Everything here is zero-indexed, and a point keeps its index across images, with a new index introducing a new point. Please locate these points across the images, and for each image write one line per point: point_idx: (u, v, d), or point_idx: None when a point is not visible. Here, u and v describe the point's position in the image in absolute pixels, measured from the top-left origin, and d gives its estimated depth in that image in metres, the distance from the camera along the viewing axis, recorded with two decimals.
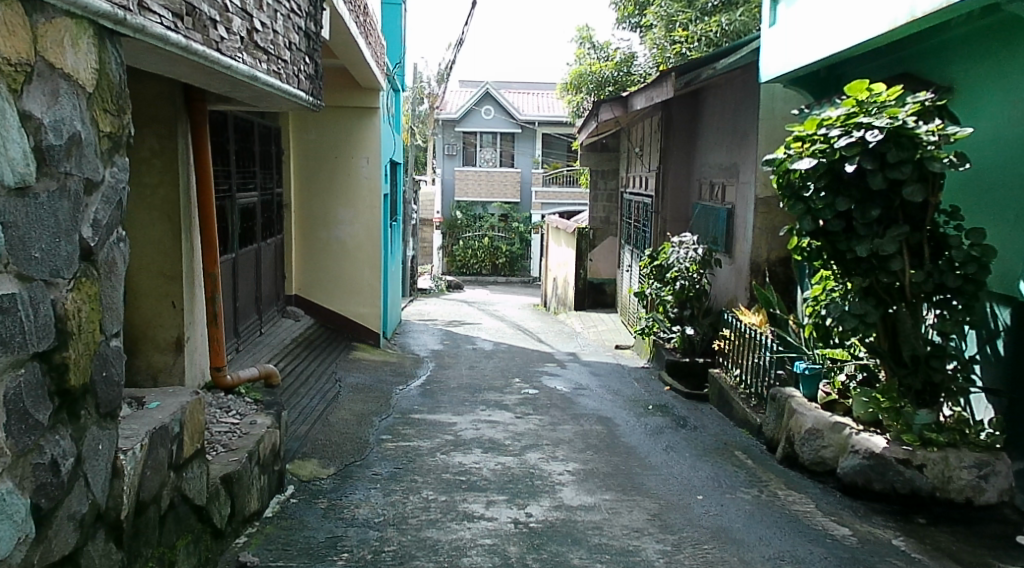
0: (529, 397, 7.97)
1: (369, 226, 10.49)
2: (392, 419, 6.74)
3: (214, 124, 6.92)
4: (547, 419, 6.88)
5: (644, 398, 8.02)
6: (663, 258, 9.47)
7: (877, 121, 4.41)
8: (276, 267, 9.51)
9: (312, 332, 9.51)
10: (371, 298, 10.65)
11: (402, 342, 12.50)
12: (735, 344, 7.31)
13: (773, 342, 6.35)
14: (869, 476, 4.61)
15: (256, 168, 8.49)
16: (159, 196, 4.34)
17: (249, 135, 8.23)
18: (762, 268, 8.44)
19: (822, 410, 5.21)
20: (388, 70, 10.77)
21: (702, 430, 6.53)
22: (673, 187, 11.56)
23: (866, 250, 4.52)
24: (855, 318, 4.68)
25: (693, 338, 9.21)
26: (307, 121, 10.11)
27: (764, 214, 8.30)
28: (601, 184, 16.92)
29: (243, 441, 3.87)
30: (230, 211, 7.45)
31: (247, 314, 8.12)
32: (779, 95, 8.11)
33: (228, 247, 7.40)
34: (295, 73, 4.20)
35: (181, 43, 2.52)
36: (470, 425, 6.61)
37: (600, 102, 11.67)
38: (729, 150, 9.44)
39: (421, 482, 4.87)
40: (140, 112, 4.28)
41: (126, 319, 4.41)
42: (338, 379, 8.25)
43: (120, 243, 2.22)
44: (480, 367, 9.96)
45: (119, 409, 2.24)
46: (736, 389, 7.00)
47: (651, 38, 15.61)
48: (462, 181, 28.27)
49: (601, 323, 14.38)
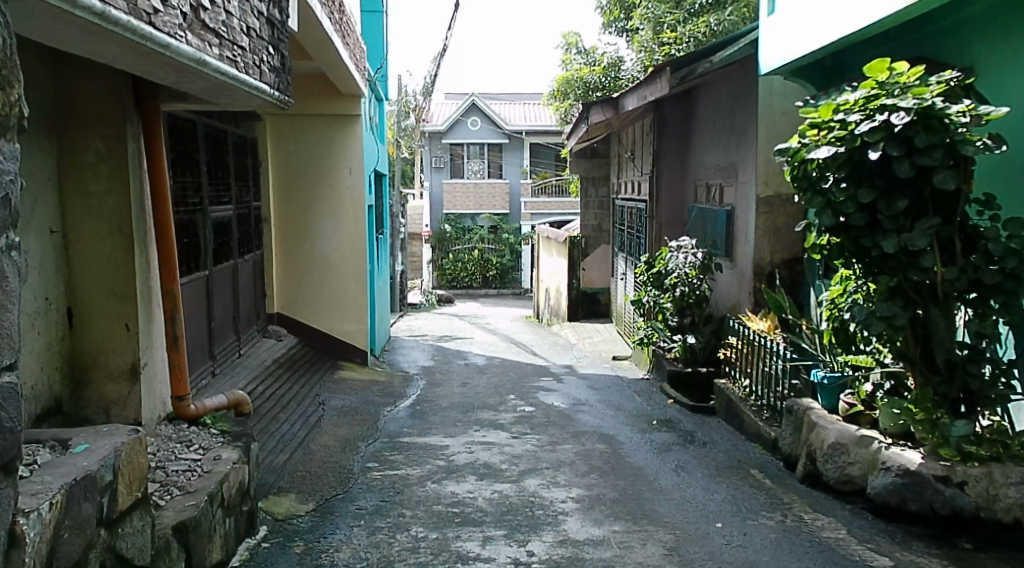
0: (526, 414, 7.51)
1: (353, 238, 10.04)
2: (379, 444, 6.26)
3: (180, 132, 6.45)
4: (545, 439, 6.42)
5: (647, 412, 7.58)
6: (661, 264, 9.06)
7: (902, 101, 4.04)
8: (255, 285, 9.04)
9: (295, 352, 9.02)
10: (357, 314, 10.16)
11: (391, 360, 12.03)
12: (743, 352, 6.89)
13: (786, 350, 5.92)
14: (904, 496, 4.16)
15: (231, 180, 8.03)
16: (108, 206, 3.91)
17: (222, 145, 7.78)
18: (766, 271, 8.03)
19: (845, 423, 4.79)
20: (369, 76, 10.34)
21: (713, 447, 6.08)
22: (668, 191, 11.16)
23: (893, 246, 4.10)
24: (882, 322, 4.25)
25: (695, 348, 8.79)
26: (286, 131, 9.66)
27: (766, 215, 7.90)
28: (592, 191, 16.53)
29: (203, 482, 3.40)
30: (202, 225, 7.00)
31: (225, 334, 7.66)
32: (778, 89, 7.77)
33: (201, 264, 6.94)
34: (256, 62, 3.78)
35: (95, 8, 2.09)
36: (464, 448, 6.14)
37: (589, 104, 11.26)
38: (726, 149, 9.07)
39: (410, 517, 4.40)
40: (85, 113, 3.87)
41: (73, 345, 3.96)
42: (322, 401, 7.76)
43: (13, 252, 1.77)
44: (473, 384, 9.49)
45: (16, 463, 1.78)
46: (745, 401, 6.56)
47: (639, 40, 15.37)
48: (450, 193, 27.85)
49: (597, 334, 13.93)
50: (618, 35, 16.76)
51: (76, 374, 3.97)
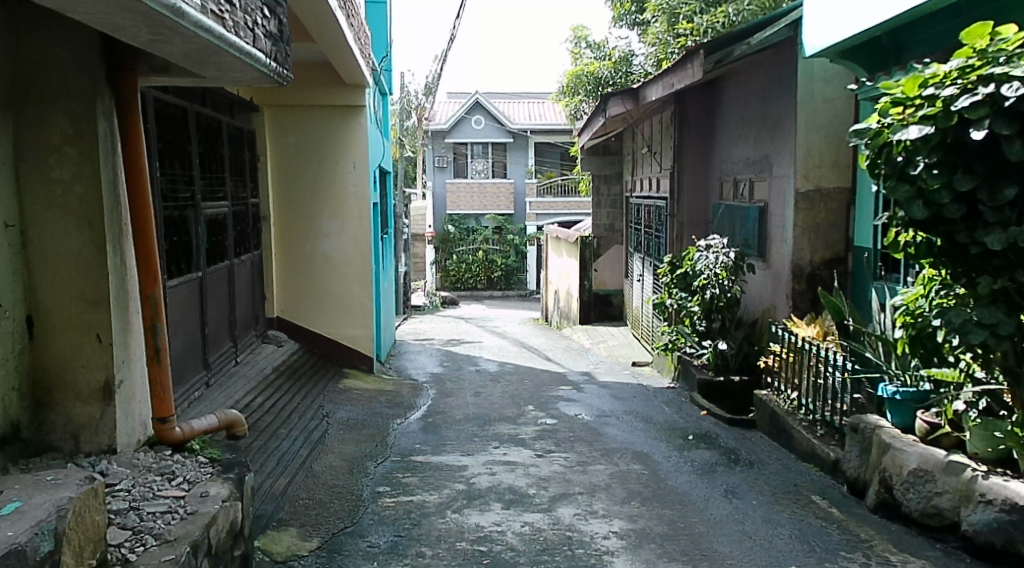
0: (548, 428, 6.89)
1: (358, 238, 9.43)
2: (390, 464, 5.63)
3: (168, 120, 5.83)
4: (573, 458, 5.79)
5: (681, 426, 6.97)
6: (689, 264, 8.47)
7: (1015, 69, 3.40)
8: (253, 288, 8.44)
9: (295, 360, 8.41)
10: (362, 318, 9.54)
11: (398, 366, 11.43)
12: (788, 361, 6.25)
13: (845, 360, 5.31)
14: (1011, 535, 3.53)
15: (226, 174, 7.42)
16: (76, 196, 3.29)
17: (217, 136, 7.17)
18: (807, 272, 7.41)
19: (927, 446, 4.20)
20: (374, 66, 9.68)
21: (762, 468, 5.45)
22: (689, 187, 10.54)
23: (999, 241, 3.50)
24: (985, 331, 3.64)
25: (726, 353, 8.15)
26: (286, 124, 9.02)
27: (805, 211, 7.28)
28: (604, 190, 15.92)
29: (185, 528, 2.77)
30: (194, 223, 6.39)
31: (219, 340, 7.06)
32: (819, 74, 7.16)
33: (193, 265, 6.33)
34: (249, 24, 3.16)
35: None
36: (484, 469, 5.51)
37: (607, 95, 10.62)
38: (758, 141, 8.45)
39: (430, 558, 3.78)
40: (47, 86, 3.25)
41: (37, 360, 3.35)
42: (327, 414, 7.13)
43: None
44: (487, 393, 8.88)
45: None
46: (794, 416, 5.95)
47: (653, 32, 14.81)
48: (454, 194, 27.22)
49: (611, 338, 13.31)
50: (629, 29, 16.15)
51: (38, 395, 3.36)
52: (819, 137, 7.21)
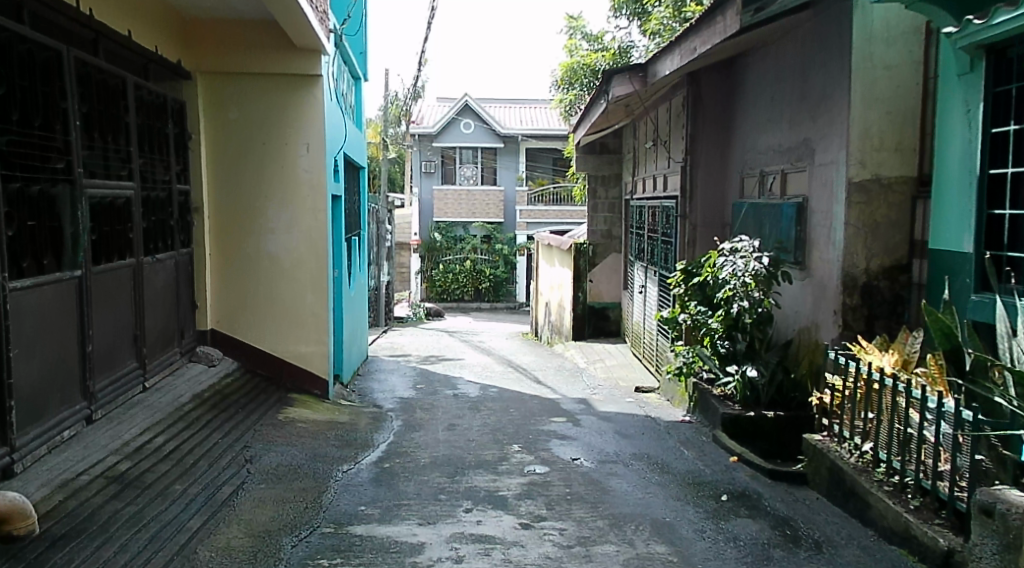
0: (536, 480, 5.33)
1: (311, 234, 7.77)
2: (316, 541, 4.05)
3: (23, 62, 4.27)
4: (572, 533, 4.20)
5: (707, 478, 5.42)
6: (710, 272, 6.90)
7: None
8: (177, 294, 6.86)
9: (224, 384, 6.81)
10: (316, 333, 7.87)
11: (364, 388, 9.83)
12: (855, 400, 4.69)
13: (959, 408, 3.76)
14: None
15: (133, 148, 5.82)
16: None
17: (118, 98, 5.58)
18: (862, 283, 5.88)
19: None
20: (336, 29, 8.09)
21: (838, 555, 3.91)
22: (704, 182, 9.02)
23: None
24: None
25: (757, 382, 6.60)
26: (226, 96, 7.46)
27: (860, 206, 5.77)
28: (601, 192, 14.36)
29: None
30: (70, 205, 4.80)
31: (114, 360, 5.46)
32: (879, 34, 5.65)
33: (63, 262, 4.71)
34: None
35: None
36: (447, 552, 3.91)
37: (609, 74, 9.11)
38: (794, 122, 6.94)
39: None
40: None
41: None
42: (251, 458, 5.51)
43: None
44: (464, 427, 7.31)
45: None
46: (869, 476, 4.38)
47: (657, 18, 13.37)
48: (440, 200, 25.40)
49: (609, 358, 11.74)
50: (629, 19, 14.64)
51: None
52: (879, 112, 5.70)
